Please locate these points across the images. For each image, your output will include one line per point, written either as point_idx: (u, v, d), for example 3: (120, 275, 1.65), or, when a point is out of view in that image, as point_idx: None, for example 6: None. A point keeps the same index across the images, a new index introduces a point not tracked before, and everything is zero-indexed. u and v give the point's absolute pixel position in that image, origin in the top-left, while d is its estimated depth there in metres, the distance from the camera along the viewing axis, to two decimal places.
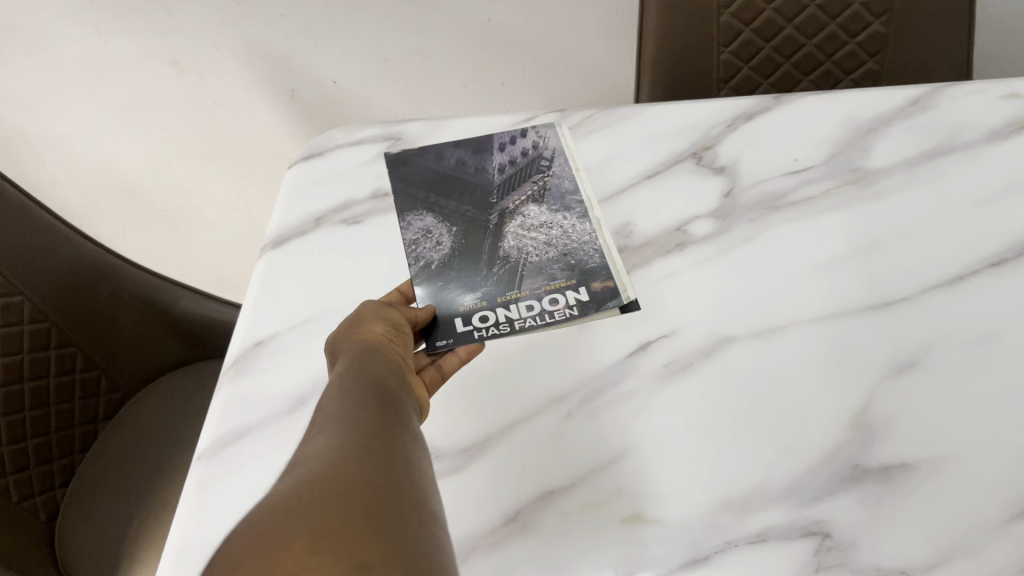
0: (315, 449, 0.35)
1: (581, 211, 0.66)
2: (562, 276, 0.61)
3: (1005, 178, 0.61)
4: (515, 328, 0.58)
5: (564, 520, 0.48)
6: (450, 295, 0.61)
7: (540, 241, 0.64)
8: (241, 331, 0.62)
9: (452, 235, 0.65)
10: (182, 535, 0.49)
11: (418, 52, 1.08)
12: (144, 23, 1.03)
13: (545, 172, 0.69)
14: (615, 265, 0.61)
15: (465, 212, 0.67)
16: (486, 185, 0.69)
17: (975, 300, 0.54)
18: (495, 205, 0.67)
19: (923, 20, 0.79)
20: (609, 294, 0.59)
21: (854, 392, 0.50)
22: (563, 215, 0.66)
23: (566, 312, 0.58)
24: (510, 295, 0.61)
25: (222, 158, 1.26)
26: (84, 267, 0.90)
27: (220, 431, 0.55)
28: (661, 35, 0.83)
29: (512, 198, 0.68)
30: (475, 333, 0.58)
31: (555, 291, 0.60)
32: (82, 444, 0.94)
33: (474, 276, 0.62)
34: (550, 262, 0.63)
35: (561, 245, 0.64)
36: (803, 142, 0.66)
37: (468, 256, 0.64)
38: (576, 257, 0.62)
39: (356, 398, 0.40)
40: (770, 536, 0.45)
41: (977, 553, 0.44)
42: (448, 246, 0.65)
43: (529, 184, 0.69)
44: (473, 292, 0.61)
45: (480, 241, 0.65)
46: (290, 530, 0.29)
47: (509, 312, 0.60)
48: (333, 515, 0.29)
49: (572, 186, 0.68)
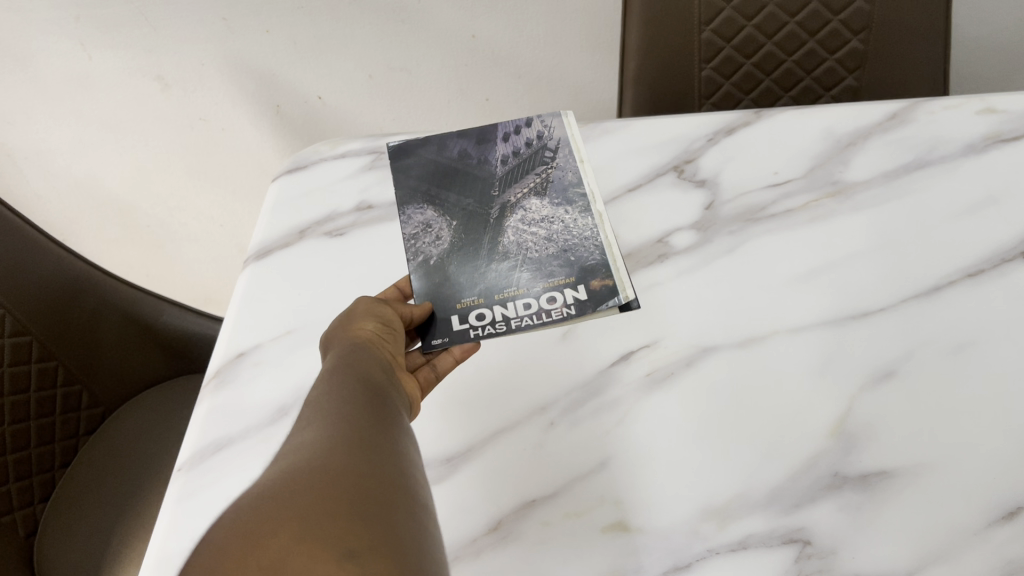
0: (304, 439, 0.35)
1: (583, 206, 0.65)
2: (561, 273, 0.61)
3: (980, 190, 0.62)
4: (512, 327, 0.58)
5: (546, 530, 0.48)
6: (449, 290, 0.61)
7: (539, 236, 0.63)
8: (224, 342, 0.62)
9: (451, 229, 0.65)
10: (161, 547, 0.49)
11: (402, 69, 1.09)
12: (128, 39, 1.04)
13: (548, 163, 0.69)
14: (614, 262, 0.61)
15: (467, 205, 0.66)
16: (487, 177, 0.68)
17: (954, 309, 0.55)
18: (496, 198, 0.66)
19: (899, 37, 0.80)
20: (606, 293, 0.58)
21: (835, 402, 0.51)
22: (564, 209, 0.65)
23: (561, 307, 0.58)
24: (508, 291, 0.60)
25: (207, 174, 1.27)
26: (68, 282, 0.90)
27: (201, 442, 0.54)
28: (642, 51, 0.84)
29: (513, 190, 0.67)
30: (471, 332, 0.58)
31: (550, 289, 0.60)
32: (62, 459, 0.92)
33: (473, 271, 0.62)
34: (550, 257, 0.62)
35: (558, 241, 0.63)
36: (781, 156, 0.67)
37: (466, 250, 0.64)
38: (576, 253, 0.62)
39: (351, 392, 0.40)
40: (750, 544, 0.45)
41: (956, 559, 0.44)
42: (447, 241, 0.64)
43: (531, 176, 0.68)
44: (472, 288, 0.61)
45: (480, 236, 0.64)
46: (277, 517, 0.28)
47: (505, 309, 0.59)
48: (320, 502, 0.29)
49: (575, 179, 0.67)
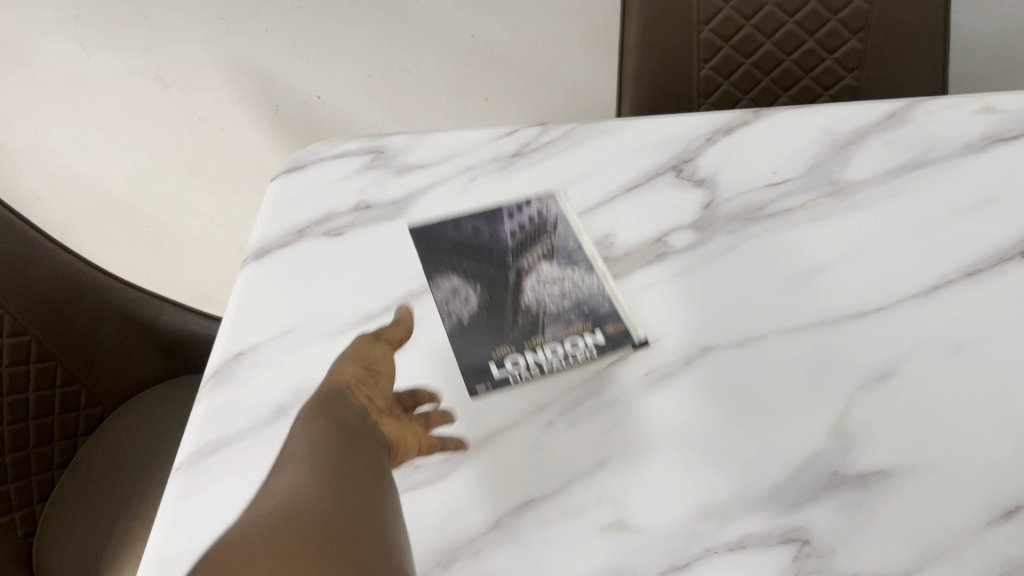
0: (281, 493, 0.42)
1: (586, 263, 0.62)
2: (575, 319, 0.59)
3: (978, 190, 0.62)
4: (543, 370, 0.56)
5: (544, 530, 0.47)
6: (477, 353, 0.57)
7: (558, 287, 0.61)
8: (223, 341, 0.62)
9: (472, 298, 0.61)
10: (159, 547, 0.49)
11: (401, 69, 1.09)
12: (127, 39, 1.04)
13: (548, 232, 0.65)
14: (622, 307, 0.58)
15: (481, 274, 0.63)
16: (493, 249, 0.64)
17: (952, 309, 0.55)
18: (506, 265, 0.63)
19: (898, 37, 0.80)
20: (623, 334, 0.56)
21: (834, 401, 0.51)
22: (570, 267, 0.62)
23: (589, 350, 0.56)
24: (531, 341, 0.58)
25: (206, 174, 1.27)
26: (65, 281, 0.90)
27: (199, 442, 0.54)
28: (641, 50, 0.85)
29: (520, 256, 0.64)
30: (509, 379, 0.55)
31: (574, 333, 0.58)
32: (60, 459, 0.92)
33: (499, 335, 0.58)
34: (563, 308, 0.59)
35: (575, 289, 0.61)
36: (780, 155, 0.67)
37: (490, 318, 0.60)
38: (586, 301, 0.60)
39: (319, 440, 0.49)
40: (748, 543, 0.45)
41: (955, 558, 0.44)
42: (470, 310, 0.60)
43: (535, 242, 0.65)
44: (497, 343, 0.58)
45: (501, 303, 0.61)
46: (251, 558, 0.34)
47: (536, 354, 0.57)
48: (289, 544, 0.36)
49: (574, 241, 0.64)
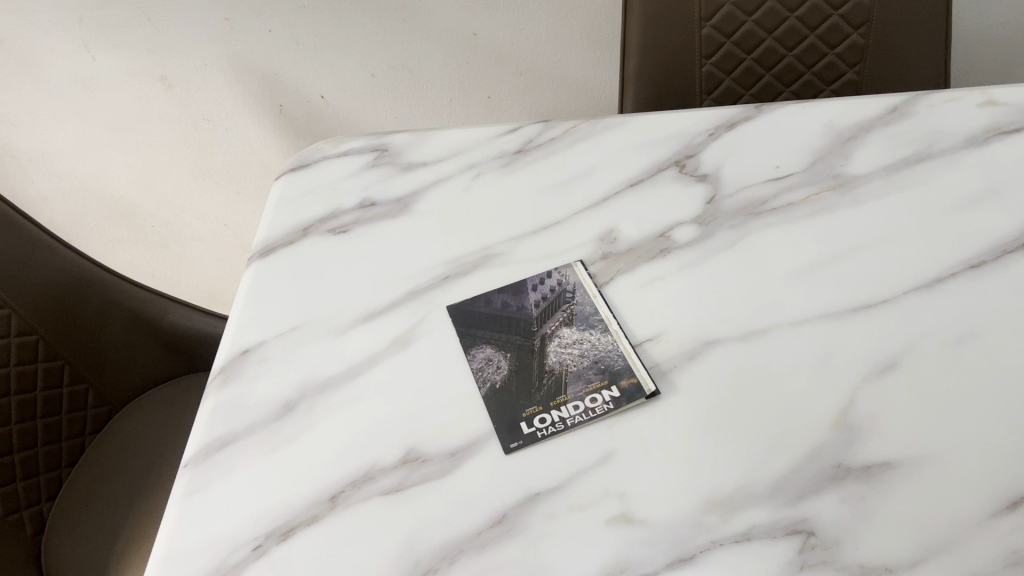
0: None
1: (599, 323, 0.58)
2: (594, 377, 0.55)
3: (980, 183, 0.62)
4: (566, 428, 0.52)
5: (551, 522, 0.47)
6: (502, 413, 0.53)
7: (578, 348, 0.58)
8: (229, 339, 0.62)
9: (497, 362, 0.57)
10: (167, 543, 0.49)
11: (405, 68, 1.10)
12: (132, 40, 1.06)
13: (566, 296, 0.61)
14: (634, 360, 0.55)
15: (500, 339, 0.59)
16: (512, 316, 0.61)
17: (955, 301, 0.55)
18: (526, 330, 0.60)
19: (899, 30, 0.81)
20: (635, 388, 0.53)
21: (837, 393, 0.51)
22: (586, 328, 0.59)
23: (605, 405, 0.53)
24: (553, 401, 0.54)
25: (210, 174, 1.26)
26: (73, 280, 0.91)
27: (207, 438, 0.55)
28: (642, 46, 0.85)
29: (540, 322, 0.60)
30: (536, 436, 0.52)
31: (593, 390, 0.54)
32: (70, 457, 0.93)
33: (522, 396, 0.55)
34: (581, 370, 0.56)
35: (594, 349, 0.57)
36: (783, 150, 0.68)
37: (514, 384, 0.56)
38: (602, 358, 0.56)
39: None
40: (753, 535, 0.45)
41: (963, 549, 0.44)
42: (495, 374, 0.56)
43: (552, 307, 0.61)
44: (519, 410, 0.53)
45: (522, 365, 0.57)
46: None
47: (559, 411, 0.53)
48: None
49: (589, 302, 0.60)
